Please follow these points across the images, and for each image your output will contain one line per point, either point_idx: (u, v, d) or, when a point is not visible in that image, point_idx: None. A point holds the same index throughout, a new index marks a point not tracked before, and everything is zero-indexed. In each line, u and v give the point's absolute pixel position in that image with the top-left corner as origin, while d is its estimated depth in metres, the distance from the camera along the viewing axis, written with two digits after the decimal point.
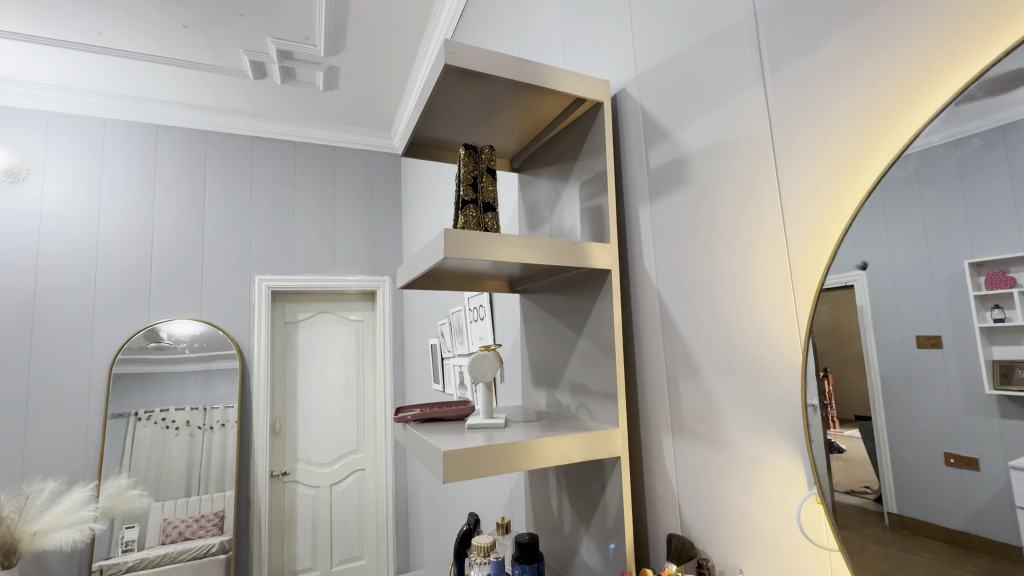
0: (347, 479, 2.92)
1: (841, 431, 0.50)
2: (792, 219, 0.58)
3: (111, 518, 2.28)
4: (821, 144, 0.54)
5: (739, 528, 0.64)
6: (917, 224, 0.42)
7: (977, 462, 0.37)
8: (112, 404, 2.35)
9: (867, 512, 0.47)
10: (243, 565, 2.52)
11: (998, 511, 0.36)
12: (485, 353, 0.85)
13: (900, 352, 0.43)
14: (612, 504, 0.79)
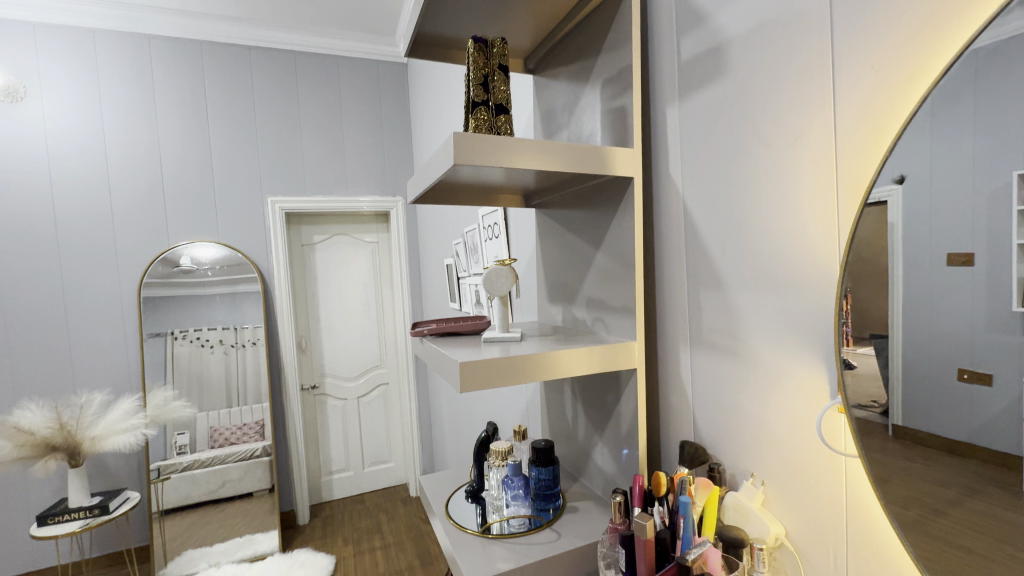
0: (373, 392, 3.11)
1: (854, 349, 0.49)
2: (844, 110, 0.51)
3: (163, 426, 2.48)
4: (889, 16, 0.46)
5: (751, 437, 0.65)
6: (976, 121, 0.38)
7: (991, 377, 0.37)
8: (146, 324, 2.46)
9: (870, 423, 0.48)
10: (284, 464, 2.79)
11: (1005, 424, 0.36)
12: (500, 268, 0.84)
13: (931, 265, 0.41)
14: (626, 413, 0.81)
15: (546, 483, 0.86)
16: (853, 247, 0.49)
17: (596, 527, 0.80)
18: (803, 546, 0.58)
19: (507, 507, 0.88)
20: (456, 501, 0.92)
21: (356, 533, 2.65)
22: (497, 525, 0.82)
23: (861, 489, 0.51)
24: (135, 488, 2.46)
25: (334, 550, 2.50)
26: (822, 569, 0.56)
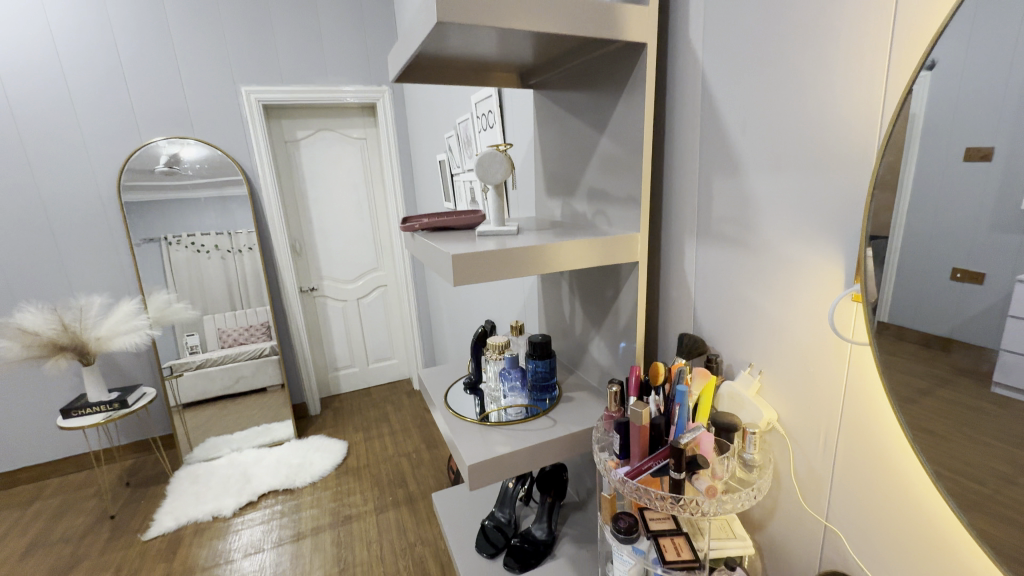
0: (372, 294, 3.15)
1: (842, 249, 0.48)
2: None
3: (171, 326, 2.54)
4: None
5: (754, 329, 0.63)
6: None
7: (983, 277, 0.38)
8: (132, 233, 2.39)
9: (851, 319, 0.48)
10: (291, 362, 2.90)
11: (986, 320, 0.38)
12: (495, 153, 0.76)
13: (993, 138, 0.36)
14: (625, 307, 0.80)
15: (543, 375, 0.88)
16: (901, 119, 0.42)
17: (591, 413, 0.82)
18: (793, 429, 0.59)
19: (504, 397, 0.89)
20: (454, 391, 0.95)
21: (365, 422, 2.84)
22: (494, 413, 0.85)
23: (862, 376, 0.50)
24: (151, 383, 2.58)
25: (346, 437, 2.70)
26: (811, 450, 0.58)
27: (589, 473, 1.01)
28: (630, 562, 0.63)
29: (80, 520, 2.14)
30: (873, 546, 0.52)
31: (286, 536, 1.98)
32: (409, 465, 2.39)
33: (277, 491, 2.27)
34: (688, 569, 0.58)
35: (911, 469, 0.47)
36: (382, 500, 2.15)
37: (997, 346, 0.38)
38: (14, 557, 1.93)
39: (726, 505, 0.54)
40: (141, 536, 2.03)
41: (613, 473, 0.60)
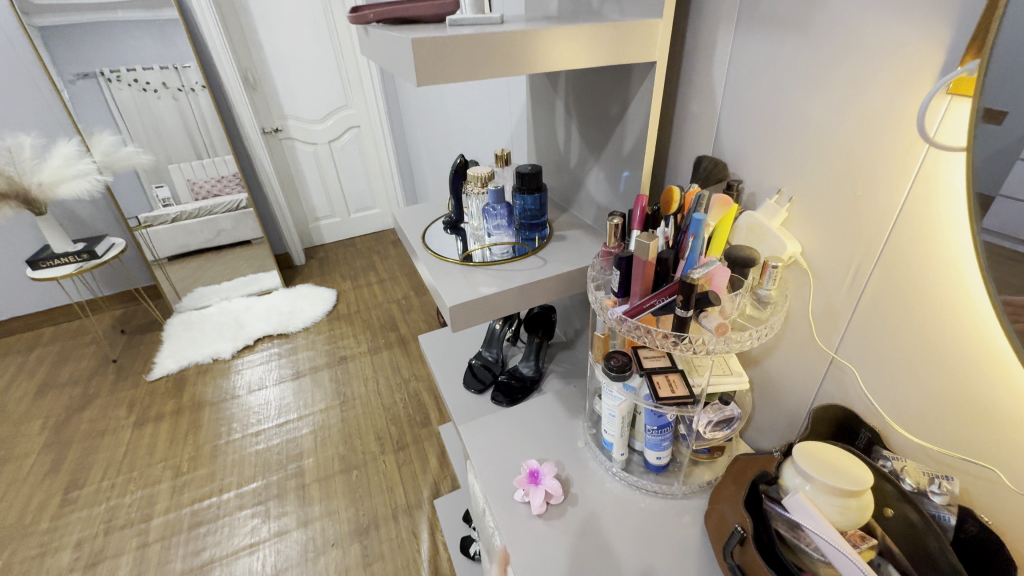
0: (344, 137, 2.86)
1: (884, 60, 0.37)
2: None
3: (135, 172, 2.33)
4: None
5: (793, 147, 0.51)
6: None
7: (1003, 115, 0.33)
8: (56, 70, 2.05)
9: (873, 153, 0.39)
10: (265, 211, 2.77)
11: (993, 164, 0.34)
12: None
13: None
14: (632, 127, 0.66)
15: (532, 212, 0.78)
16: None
17: (585, 252, 0.75)
18: (818, 264, 0.52)
19: (488, 236, 0.81)
20: (434, 231, 0.85)
21: (352, 271, 2.83)
22: (478, 253, 0.77)
23: (928, 198, 0.41)
24: (119, 234, 2.44)
25: (333, 285, 2.70)
26: (834, 285, 0.51)
27: (578, 314, 0.98)
28: (621, 398, 0.61)
29: (83, 364, 2.21)
30: (884, 381, 0.49)
31: (287, 374, 2.09)
32: (399, 311, 2.44)
33: (272, 335, 2.34)
34: (679, 405, 0.55)
35: (960, 304, 0.41)
36: (375, 342, 2.24)
37: (992, 192, 0.35)
38: (27, 397, 2.03)
39: (734, 345, 0.48)
40: (147, 376, 2.12)
41: (610, 313, 0.53)
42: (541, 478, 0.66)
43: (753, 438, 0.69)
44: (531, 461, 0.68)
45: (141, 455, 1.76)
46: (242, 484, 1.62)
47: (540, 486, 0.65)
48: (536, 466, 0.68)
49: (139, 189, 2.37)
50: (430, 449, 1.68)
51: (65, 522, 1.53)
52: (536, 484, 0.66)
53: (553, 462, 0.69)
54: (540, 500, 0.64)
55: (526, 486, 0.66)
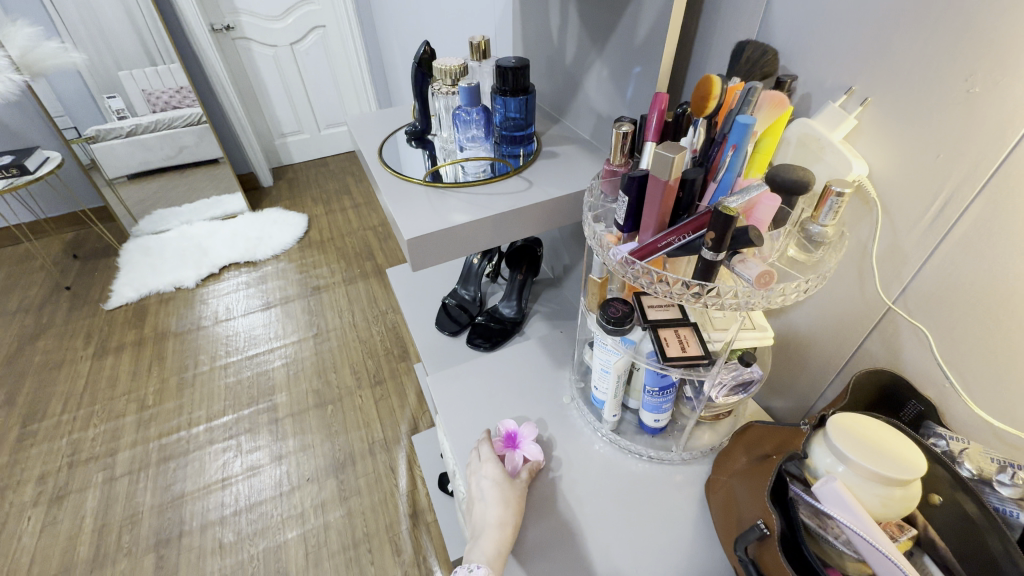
0: (309, 39, 2.52)
1: None
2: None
3: (79, 75, 2.04)
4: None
5: (883, 23, 0.36)
6: None
7: None
8: None
9: None
10: (222, 125, 2.49)
11: None
12: None
13: None
14: (650, 3, 0.49)
15: (516, 121, 0.62)
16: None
17: (579, 174, 0.60)
18: (891, 193, 0.40)
19: (461, 151, 0.66)
20: (395, 144, 0.69)
21: (325, 194, 2.62)
22: (448, 171, 0.62)
23: None
24: (54, 147, 2.17)
25: (305, 209, 2.50)
26: (907, 223, 0.39)
27: (568, 249, 0.86)
28: (617, 353, 0.51)
29: (33, 291, 2.06)
30: (956, 345, 0.39)
31: (256, 305, 1.97)
32: (376, 239, 2.28)
33: (239, 263, 2.18)
34: (688, 366, 0.45)
35: None
36: (349, 272, 2.11)
37: None
38: None
39: (774, 298, 0.36)
40: (104, 305, 1.98)
41: (612, 252, 0.41)
42: (519, 443, 0.57)
43: (764, 396, 0.60)
44: (509, 423, 0.59)
45: (103, 388, 1.67)
46: (211, 418, 1.56)
47: (517, 452, 0.56)
48: (514, 429, 0.59)
49: (88, 98, 2.10)
50: (409, 384, 1.62)
51: (25, 457, 1.47)
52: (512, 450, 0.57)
53: (534, 424, 0.60)
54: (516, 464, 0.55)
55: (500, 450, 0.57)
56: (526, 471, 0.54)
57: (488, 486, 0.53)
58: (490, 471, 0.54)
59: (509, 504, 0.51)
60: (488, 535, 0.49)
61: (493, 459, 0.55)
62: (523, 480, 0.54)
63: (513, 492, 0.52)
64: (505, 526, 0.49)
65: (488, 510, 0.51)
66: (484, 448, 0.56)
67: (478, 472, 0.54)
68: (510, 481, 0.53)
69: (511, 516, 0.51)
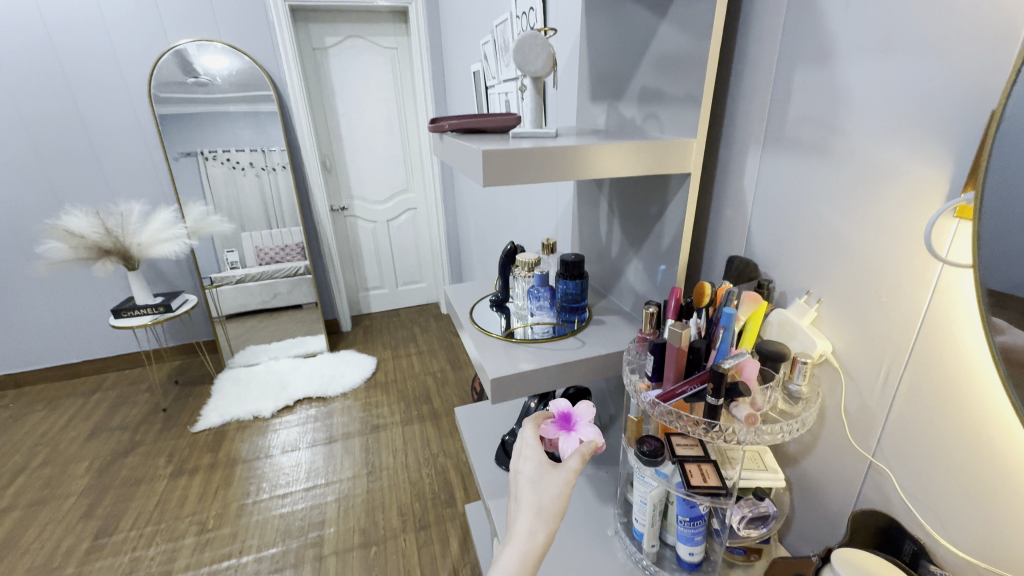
0: (402, 217, 3.12)
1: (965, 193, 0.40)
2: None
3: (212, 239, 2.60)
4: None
5: (818, 254, 0.56)
6: None
7: None
8: (168, 148, 2.39)
9: None
10: (323, 279, 2.98)
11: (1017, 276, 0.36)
12: (538, 37, 0.67)
13: None
14: (670, 225, 0.72)
15: (573, 296, 0.84)
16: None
17: (620, 338, 0.78)
18: (850, 364, 0.54)
19: (531, 316, 0.87)
20: (480, 308, 0.92)
21: (394, 341, 2.93)
22: (520, 330, 0.83)
23: (951, 305, 0.43)
24: (192, 290, 2.69)
25: (375, 353, 2.80)
26: (867, 386, 0.52)
27: (613, 400, 1.01)
28: (652, 484, 0.62)
29: (135, 411, 2.34)
30: (926, 489, 0.48)
31: (320, 438, 2.12)
32: (435, 384, 2.48)
33: (311, 398, 2.41)
34: (711, 495, 0.55)
35: (994, 407, 0.42)
36: (407, 413, 2.26)
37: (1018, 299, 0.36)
38: (80, 439, 2.15)
39: (765, 436, 0.50)
40: (191, 428, 2.21)
41: (643, 395, 0.56)
42: (575, 425, 0.59)
43: (794, 544, 0.66)
44: (563, 403, 0.61)
45: (171, 507, 1.79)
46: (261, 548, 1.60)
47: (572, 433, 0.58)
48: (569, 408, 0.60)
49: (212, 252, 2.61)
50: (452, 531, 1.63)
51: (89, 570, 1.55)
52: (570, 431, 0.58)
53: (591, 406, 0.60)
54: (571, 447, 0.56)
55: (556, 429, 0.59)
56: (575, 460, 0.48)
57: (524, 483, 0.48)
58: (529, 466, 0.49)
59: (545, 511, 0.46)
60: (513, 540, 0.44)
61: (534, 451, 0.50)
62: (568, 473, 0.47)
63: (550, 491, 0.46)
64: (535, 536, 0.45)
65: (519, 511, 0.46)
66: (529, 435, 0.52)
67: (519, 463, 0.50)
68: (549, 479, 0.47)
69: (545, 525, 0.45)
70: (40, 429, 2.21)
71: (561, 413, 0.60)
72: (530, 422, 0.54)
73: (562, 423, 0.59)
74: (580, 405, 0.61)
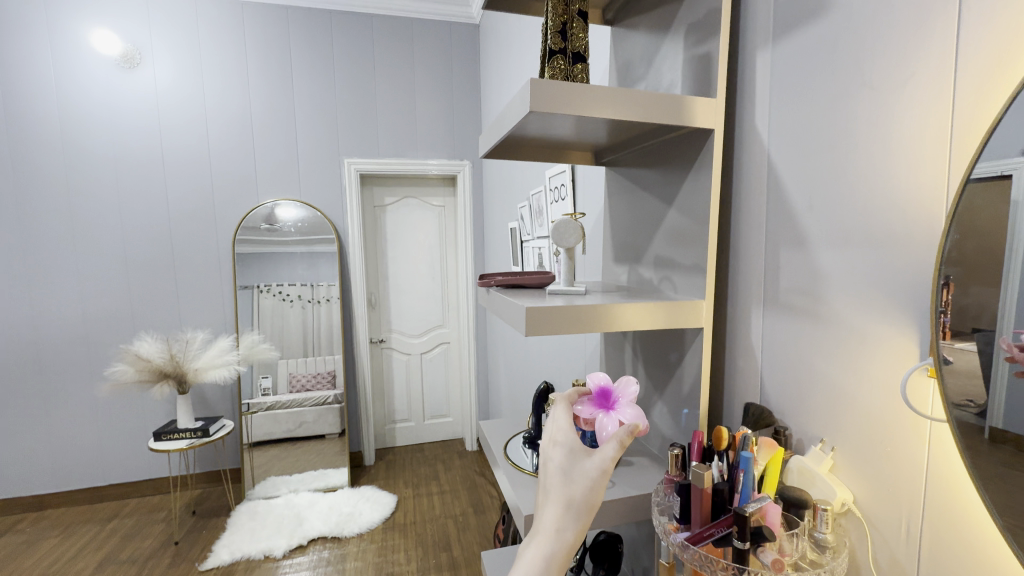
0: (435, 350, 3.27)
1: (952, 344, 0.45)
2: (967, 31, 0.45)
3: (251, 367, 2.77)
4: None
5: (825, 404, 0.62)
6: None
7: None
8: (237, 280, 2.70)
9: (961, 425, 0.44)
10: (353, 410, 3.03)
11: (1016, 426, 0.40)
12: (570, 221, 0.84)
13: None
14: (689, 372, 0.80)
15: None
16: (970, 183, 0.43)
17: (650, 481, 0.81)
18: (871, 513, 0.56)
19: None
20: (514, 445, 0.97)
21: (416, 478, 2.84)
22: None
23: (946, 457, 0.48)
24: (229, 416, 2.78)
25: (396, 491, 2.70)
26: (892, 537, 0.54)
27: (647, 550, 0.98)
28: None
29: (147, 542, 2.27)
30: None
31: None
32: (455, 528, 2.34)
33: (326, 537, 2.29)
34: None
35: (1008, 560, 0.44)
36: (425, 561, 2.11)
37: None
38: (85, 571, 2.07)
39: None
40: (199, 565, 2.11)
41: (672, 536, 0.59)
42: (615, 404, 0.60)
43: None
44: (601, 379, 0.62)
45: None
46: None
47: (612, 413, 0.59)
48: (608, 385, 0.62)
49: (249, 380, 2.75)
50: None
51: None
52: (611, 409, 0.60)
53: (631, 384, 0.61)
54: (612, 426, 0.57)
55: (597, 405, 0.61)
56: (613, 447, 0.46)
57: (552, 474, 0.47)
58: (559, 455, 0.48)
59: (573, 509, 0.45)
60: (540, 537, 0.44)
61: (567, 439, 0.49)
62: (604, 464, 0.45)
63: (581, 487, 0.45)
64: (562, 536, 0.44)
65: (547, 504, 0.46)
66: (563, 420, 0.51)
67: (548, 449, 0.49)
68: (579, 472, 0.46)
69: (573, 523, 0.45)
70: (50, 558, 2.15)
71: (601, 389, 0.62)
72: (564, 406, 0.53)
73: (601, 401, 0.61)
74: (621, 382, 0.62)
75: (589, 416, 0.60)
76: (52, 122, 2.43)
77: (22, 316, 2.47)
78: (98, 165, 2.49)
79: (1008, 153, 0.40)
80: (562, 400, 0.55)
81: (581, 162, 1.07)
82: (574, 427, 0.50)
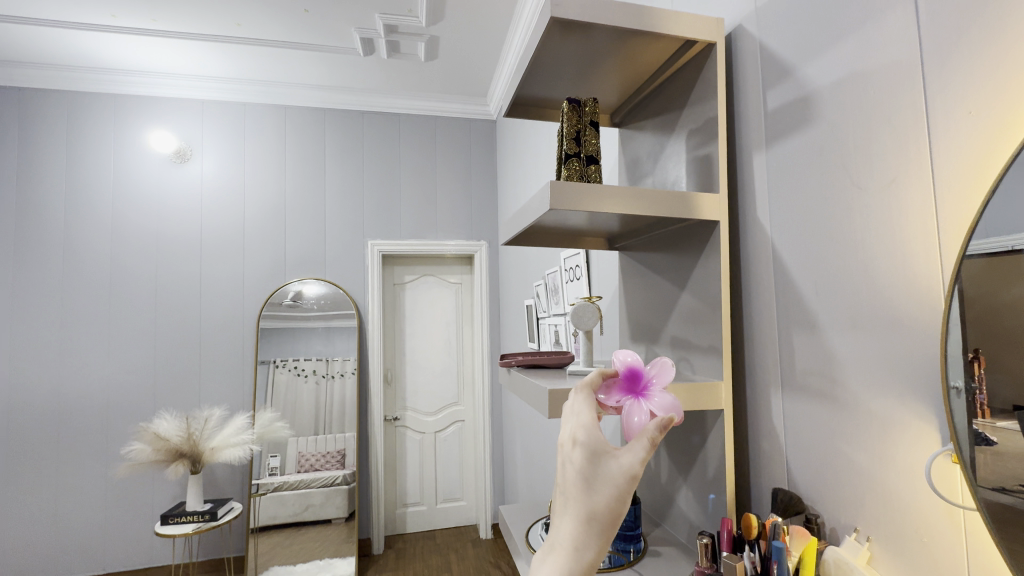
0: (449, 429, 3.20)
1: (991, 422, 0.44)
2: (939, 140, 0.51)
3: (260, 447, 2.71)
4: (988, 43, 0.46)
5: (856, 490, 0.61)
6: None
7: None
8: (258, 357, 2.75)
9: (1017, 510, 0.42)
10: (364, 492, 2.92)
11: None
12: (587, 304, 0.88)
13: None
14: (713, 455, 0.79)
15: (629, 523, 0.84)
16: (967, 259, 0.47)
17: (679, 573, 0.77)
18: None
19: None
20: (535, 531, 0.94)
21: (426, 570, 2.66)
22: None
23: (989, 549, 0.47)
24: (238, 497, 2.71)
25: None
26: None
27: None
28: None
29: None
30: None
31: None
32: None
33: None
34: None
35: None
36: None
37: None
38: None
39: None
40: None
41: None
42: (647, 390, 0.56)
43: None
44: (630, 358, 0.57)
45: None
46: None
47: (643, 401, 0.55)
48: (638, 365, 0.57)
49: (257, 459, 2.68)
50: None
51: None
52: (641, 395, 0.56)
53: (670, 367, 0.58)
54: (642, 416, 0.54)
55: (625, 390, 0.57)
56: (641, 447, 0.39)
57: (570, 478, 0.39)
58: (577, 457, 0.40)
59: (594, 522, 0.38)
60: (554, 554, 0.37)
61: (587, 436, 0.41)
62: (631, 470, 0.38)
63: (605, 496, 0.38)
64: (580, 555, 0.37)
65: (564, 514, 0.39)
66: (586, 415, 0.43)
67: (566, 446, 0.41)
68: (603, 480, 0.38)
69: (594, 538, 0.37)
70: None
71: (630, 370, 0.57)
72: (585, 397, 0.45)
73: (630, 382, 0.57)
74: (657, 366, 0.58)
75: (617, 403, 0.55)
76: (104, 209, 2.64)
77: (50, 390, 2.53)
78: (140, 247, 2.67)
79: (1012, 232, 0.42)
80: (586, 389, 0.47)
81: (595, 247, 1.13)
82: (598, 422, 0.42)
